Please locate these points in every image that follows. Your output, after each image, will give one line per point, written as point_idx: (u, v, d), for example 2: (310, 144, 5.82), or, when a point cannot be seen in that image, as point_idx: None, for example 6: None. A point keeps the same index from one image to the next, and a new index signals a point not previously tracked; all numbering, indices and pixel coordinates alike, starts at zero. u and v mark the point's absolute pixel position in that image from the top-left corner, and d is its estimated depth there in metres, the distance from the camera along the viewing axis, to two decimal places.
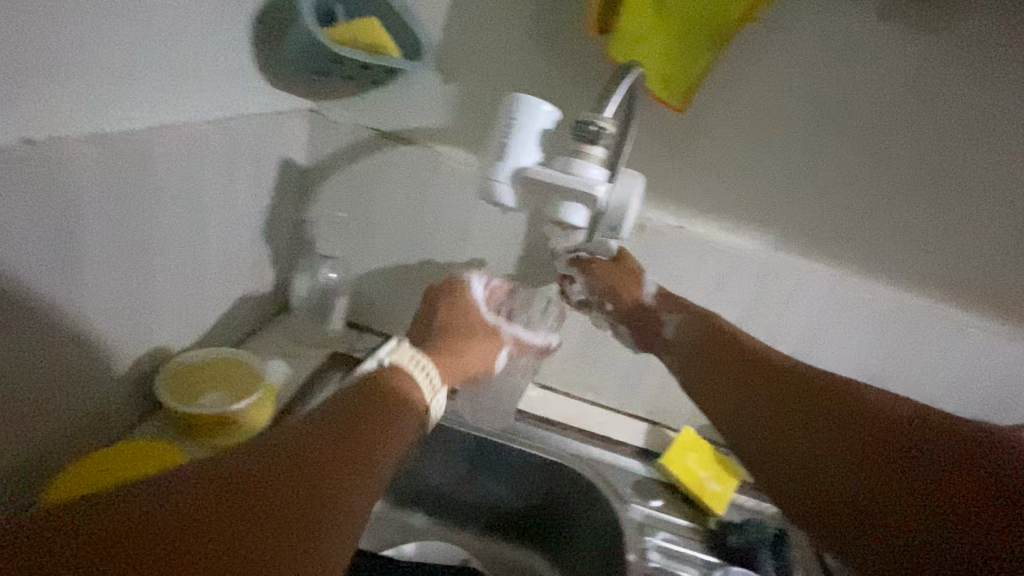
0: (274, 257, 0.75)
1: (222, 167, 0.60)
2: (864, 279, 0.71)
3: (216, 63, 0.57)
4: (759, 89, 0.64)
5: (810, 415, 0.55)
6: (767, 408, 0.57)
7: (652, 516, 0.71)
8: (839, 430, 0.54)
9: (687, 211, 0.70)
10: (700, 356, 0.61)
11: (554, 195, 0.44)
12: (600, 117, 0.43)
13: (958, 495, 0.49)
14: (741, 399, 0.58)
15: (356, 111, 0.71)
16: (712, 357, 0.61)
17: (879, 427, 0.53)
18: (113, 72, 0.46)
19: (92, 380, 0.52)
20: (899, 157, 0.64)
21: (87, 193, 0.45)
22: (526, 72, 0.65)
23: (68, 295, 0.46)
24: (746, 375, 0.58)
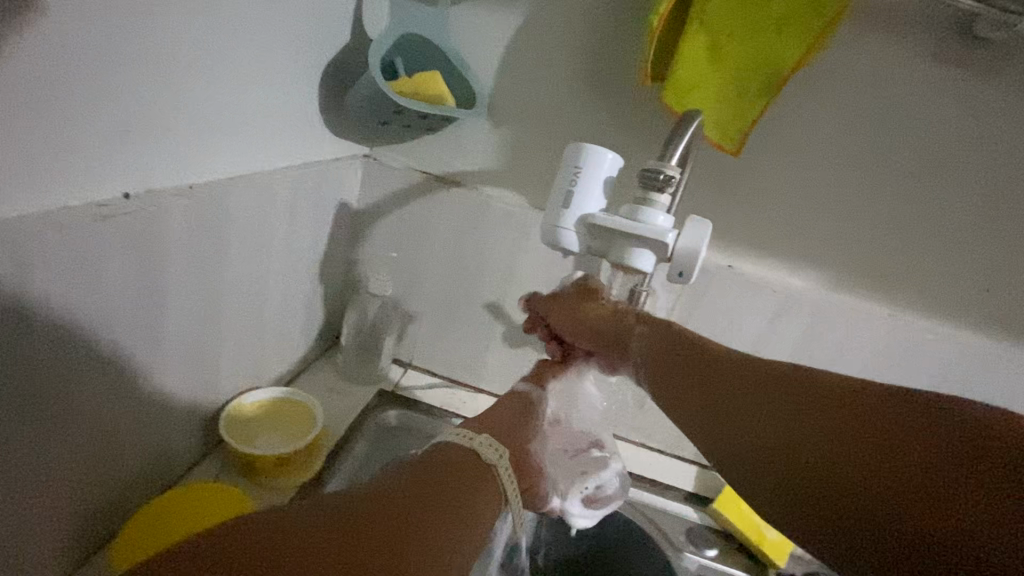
0: (326, 296, 0.77)
1: (287, 212, 0.62)
2: (922, 319, 0.69)
3: (287, 115, 0.60)
4: (810, 130, 0.64)
5: (743, 386, 0.42)
6: (753, 394, 0.42)
7: (708, 567, 0.68)
8: (843, 426, 0.37)
9: (737, 250, 0.70)
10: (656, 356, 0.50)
11: (622, 240, 0.45)
12: (667, 166, 0.44)
13: (969, 495, 0.32)
14: (724, 405, 0.43)
15: (409, 156, 0.74)
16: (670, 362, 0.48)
17: (810, 394, 0.39)
18: (202, 128, 0.49)
19: (162, 421, 0.53)
20: (957, 197, 0.63)
21: (172, 242, 0.47)
22: (575, 118, 0.67)
23: (150, 339, 0.48)
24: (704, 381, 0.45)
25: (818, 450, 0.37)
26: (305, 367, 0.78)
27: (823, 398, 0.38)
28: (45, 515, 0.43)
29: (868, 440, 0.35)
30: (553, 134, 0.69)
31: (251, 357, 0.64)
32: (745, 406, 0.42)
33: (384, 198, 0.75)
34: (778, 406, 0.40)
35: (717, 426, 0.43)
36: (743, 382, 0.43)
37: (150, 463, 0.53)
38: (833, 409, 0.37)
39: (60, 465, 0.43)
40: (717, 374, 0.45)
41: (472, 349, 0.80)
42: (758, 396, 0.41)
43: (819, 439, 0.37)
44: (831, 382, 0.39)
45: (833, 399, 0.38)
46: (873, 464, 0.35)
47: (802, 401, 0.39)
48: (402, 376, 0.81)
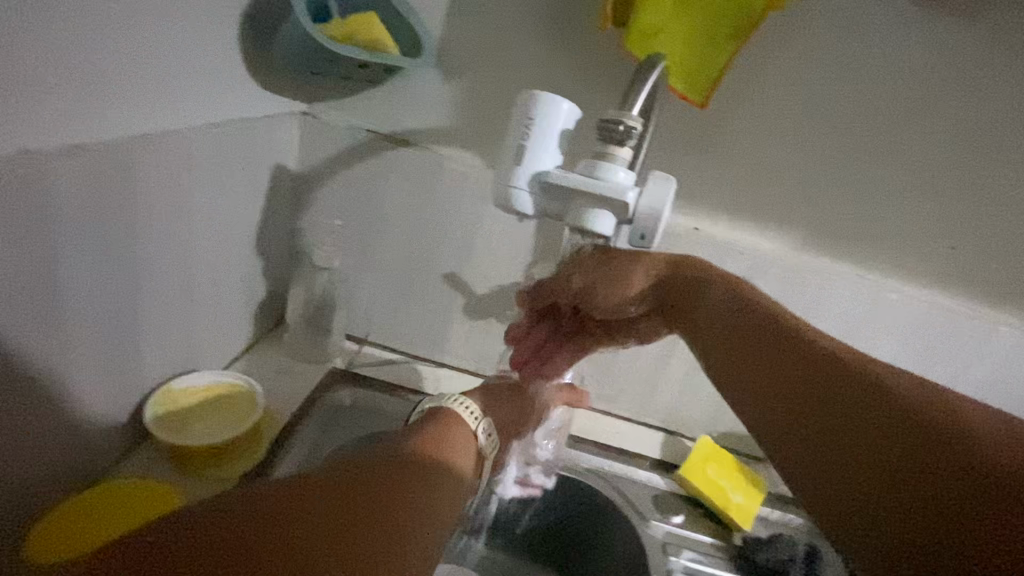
0: (268, 269, 0.71)
1: (210, 176, 0.55)
2: (888, 278, 0.68)
3: (201, 64, 0.52)
4: (781, 81, 0.60)
5: (798, 384, 0.47)
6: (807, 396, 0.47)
7: (674, 533, 0.67)
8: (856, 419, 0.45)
9: (704, 212, 0.67)
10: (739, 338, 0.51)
11: (580, 200, 0.40)
12: (627, 116, 0.40)
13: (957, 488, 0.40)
14: (781, 404, 0.48)
15: (351, 113, 0.67)
16: (749, 344, 0.50)
17: (853, 399, 0.45)
18: (92, 77, 0.41)
19: (78, 413, 0.47)
20: (928, 151, 0.61)
21: (63, 211, 0.40)
22: (533, 69, 0.61)
23: (49, 324, 0.42)
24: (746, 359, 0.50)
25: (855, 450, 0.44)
26: (248, 347, 0.72)
27: (865, 404, 0.45)
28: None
29: (897, 441, 0.43)
30: (508, 87, 0.63)
31: (180, 340, 0.58)
32: (803, 403, 0.47)
33: (327, 161, 0.69)
34: (823, 408, 0.46)
35: (780, 422, 0.48)
36: (802, 381, 0.47)
37: (66, 462, 0.47)
38: (872, 413, 0.44)
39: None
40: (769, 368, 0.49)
41: (430, 322, 0.75)
42: (815, 395, 0.47)
43: (860, 440, 0.44)
44: (870, 386, 0.45)
45: (872, 403, 0.44)
46: (896, 462, 0.43)
47: (843, 405, 0.45)
48: (356, 354, 0.76)
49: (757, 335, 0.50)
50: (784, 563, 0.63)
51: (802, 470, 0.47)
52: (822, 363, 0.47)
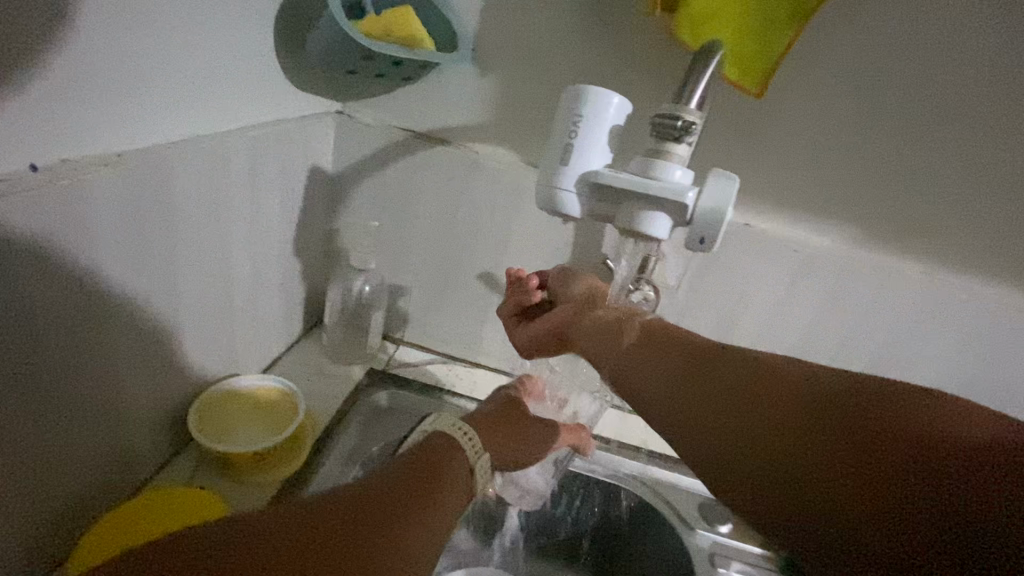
0: (305, 271, 0.71)
1: (247, 180, 0.55)
2: (960, 276, 0.62)
3: (238, 67, 0.52)
4: (842, 65, 0.56)
5: (749, 399, 0.40)
6: (746, 404, 0.39)
7: (723, 544, 0.64)
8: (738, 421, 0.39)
9: (753, 207, 0.63)
10: (647, 359, 0.46)
11: (632, 202, 0.38)
12: (686, 110, 0.37)
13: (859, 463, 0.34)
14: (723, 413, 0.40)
15: (386, 111, 0.66)
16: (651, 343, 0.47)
17: (725, 382, 0.41)
18: (131, 84, 0.41)
19: (124, 419, 0.48)
20: (1013, 139, 0.56)
21: (105, 221, 0.40)
22: (573, 60, 0.59)
23: (95, 335, 0.42)
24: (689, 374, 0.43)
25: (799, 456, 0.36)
26: (287, 348, 0.72)
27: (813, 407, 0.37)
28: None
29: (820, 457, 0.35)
30: (548, 81, 0.60)
31: (223, 344, 0.58)
32: (707, 394, 0.41)
33: (363, 161, 0.68)
34: (729, 418, 0.40)
35: (704, 412, 0.41)
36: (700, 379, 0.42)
37: (113, 468, 0.48)
38: (828, 421, 0.36)
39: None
40: (713, 383, 0.41)
41: (468, 323, 0.74)
42: (712, 410, 0.40)
43: (789, 450, 0.37)
44: (796, 385, 0.39)
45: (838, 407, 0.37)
46: (783, 438, 0.37)
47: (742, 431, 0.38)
48: (393, 355, 0.76)
49: (654, 340, 0.47)
50: None
51: (770, 511, 0.37)
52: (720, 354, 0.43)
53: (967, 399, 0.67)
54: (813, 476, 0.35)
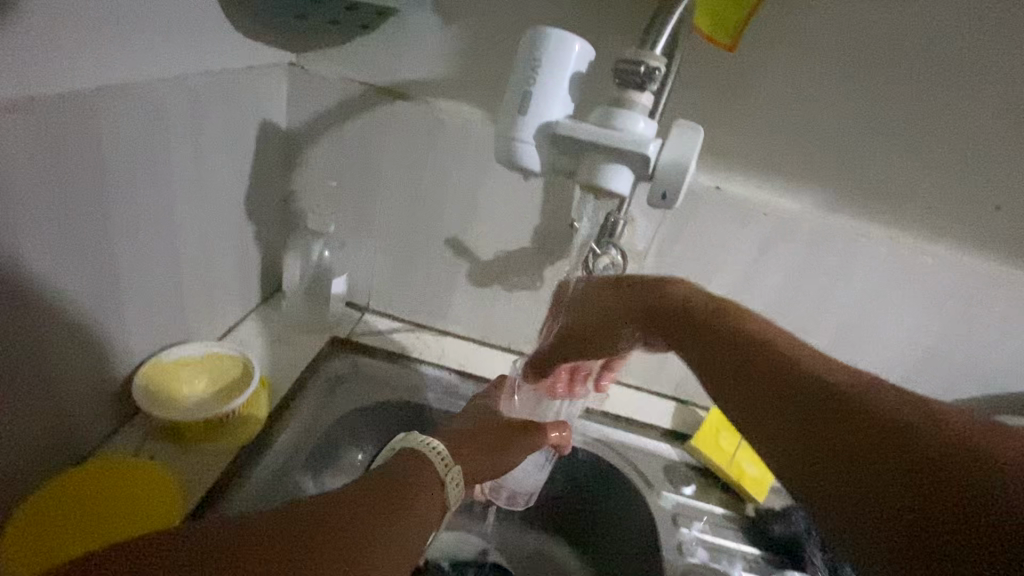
0: (260, 234, 0.67)
1: (188, 134, 0.51)
2: (923, 241, 0.63)
3: (173, 6, 0.47)
4: (817, 20, 0.54)
5: (836, 417, 0.36)
6: (757, 395, 0.40)
7: (686, 504, 0.65)
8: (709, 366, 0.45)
9: (724, 170, 0.62)
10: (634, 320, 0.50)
11: (593, 153, 0.36)
12: (649, 56, 0.35)
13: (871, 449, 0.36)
14: (727, 388, 0.43)
15: (343, 63, 0.61)
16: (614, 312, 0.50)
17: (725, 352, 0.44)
18: (42, 16, 0.37)
19: (59, 387, 0.45)
20: (981, 100, 0.55)
21: (19, 170, 0.36)
22: (540, 10, 0.55)
23: (17, 296, 0.39)
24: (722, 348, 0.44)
25: (870, 474, 0.34)
26: (243, 316, 0.69)
27: (874, 433, 0.35)
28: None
29: (854, 473, 0.34)
30: (514, 31, 0.57)
31: (170, 310, 0.55)
32: (746, 397, 0.41)
33: (319, 117, 0.64)
34: (791, 444, 0.38)
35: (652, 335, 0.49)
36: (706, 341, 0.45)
37: (49, 438, 0.45)
38: (868, 444, 0.35)
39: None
40: (715, 340, 0.45)
41: (434, 290, 0.72)
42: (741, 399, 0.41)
43: (853, 450, 0.35)
44: (795, 374, 0.39)
45: (827, 391, 0.38)
46: (884, 466, 0.34)
47: (809, 441, 0.37)
48: (356, 323, 0.73)
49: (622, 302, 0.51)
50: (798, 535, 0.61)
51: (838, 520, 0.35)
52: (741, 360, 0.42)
53: (925, 363, 0.68)
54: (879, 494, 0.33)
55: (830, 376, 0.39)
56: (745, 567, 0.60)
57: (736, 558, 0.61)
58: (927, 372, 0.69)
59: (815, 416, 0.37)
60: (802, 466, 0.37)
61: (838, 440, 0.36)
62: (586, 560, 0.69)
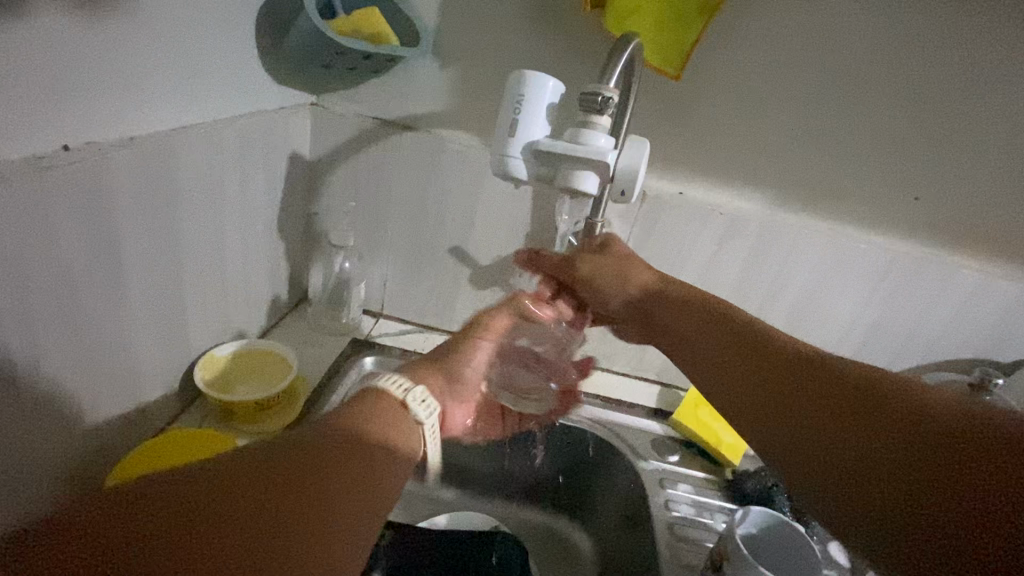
0: (288, 250, 0.78)
1: (236, 165, 0.61)
2: (858, 230, 0.73)
3: (225, 63, 0.59)
4: (749, 50, 0.66)
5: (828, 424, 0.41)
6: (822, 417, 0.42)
7: (670, 470, 0.73)
8: (724, 345, 0.50)
9: (684, 176, 0.73)
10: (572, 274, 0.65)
11: (567, 163, 0.47)
12: (605, 88, 0.46)
13: (900, 435, 0.38)
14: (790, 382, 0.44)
15: (358, 102, 0.73)
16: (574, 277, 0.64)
17: (724, 345, 0.50)
18: (137, 78, 0.48)
19: (135, 374, 0.54)
20: (889, 111, 0.67)
21: (121, 195, 0.46)
22: (523, 52, 0.67)
23: (116, 295, 0.49)
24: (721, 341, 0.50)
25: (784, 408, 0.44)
26: (275, 323, 0.79)
27: (846, 399, 0.42)
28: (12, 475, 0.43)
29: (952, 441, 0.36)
30: (501, 71, 0.68)
31: (218, 312, 0.65)
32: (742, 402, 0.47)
33: (338, 149, 0.75)
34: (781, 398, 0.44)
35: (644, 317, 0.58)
36: (717, 339, 0.51)
37: (123, 419, 0.54)
38: (857, 412, 0.40)
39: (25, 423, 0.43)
40: (731, 338, 0.50)
41: (440, 294, 0.82)
42: (720, 385, 0.49)
43: (860, 443, 0.39)
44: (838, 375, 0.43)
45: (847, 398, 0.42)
46: (912, 446, 0.37)
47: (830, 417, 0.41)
48: (373, 326, 0.83)
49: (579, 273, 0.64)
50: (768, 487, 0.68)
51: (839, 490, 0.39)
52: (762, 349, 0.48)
53: (870, 336, 0.78)
54: (858, 460, 0.39)
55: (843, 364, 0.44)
56: (725, 519, 0.68)
57: (716, 512, 0.69)
58: (875, 344, 0.78)
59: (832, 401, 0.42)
60: (814, 424, 0.42)
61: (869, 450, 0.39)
62: (586, 528, 0.77)
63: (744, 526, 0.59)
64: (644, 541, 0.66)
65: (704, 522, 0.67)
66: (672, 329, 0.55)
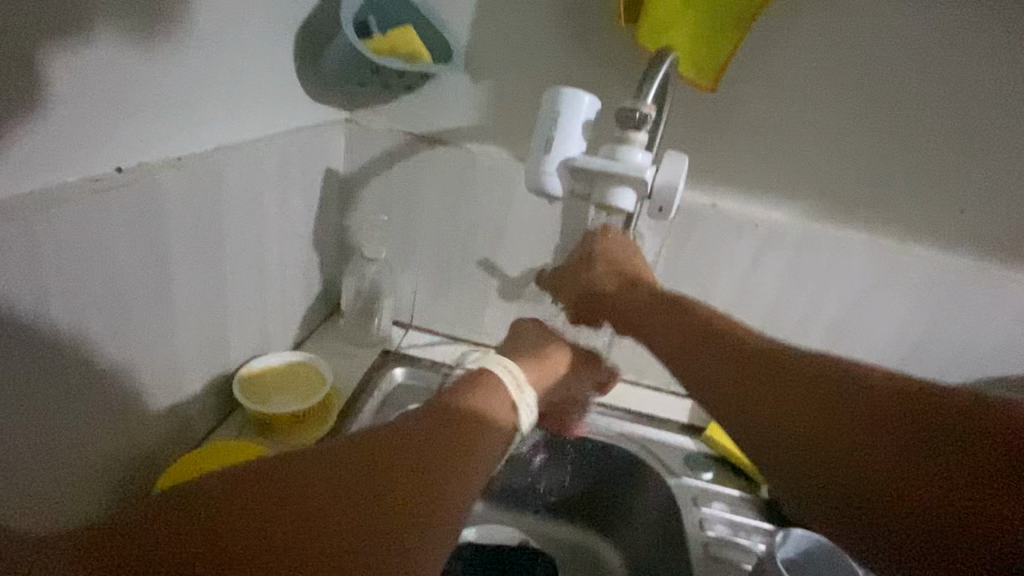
0: (322, 263, 0.79)
1: (276, 181, 0.63)
2: (903, 243, 0.71)
3: (265, 83, 0.60)
4: (786, 59, 0.65)
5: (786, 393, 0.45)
6: (854, 416, 0.42)
7: (704, 487, 0.72)
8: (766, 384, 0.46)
9: (717, 187, 0.72)
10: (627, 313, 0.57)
11: (604, 179, 0.46)
12: (642, 105, 0.46)
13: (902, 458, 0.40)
14: (764, 390, 0.46)
15: (391, 118, 0.74)
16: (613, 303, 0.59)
17: (776, 371, 0.46)
18: (186, 101, 0.49)
19: (178, 386, 0.56)
20: (936, 120, 0.65)
21: (171, 214, 0.48)
22: (555, 67, 0.67)
23: (163, 311, 0.50)
24: (706, 353, 0.49)
25: (796, 415, 0.44)
26: (309, 334, 0.80)
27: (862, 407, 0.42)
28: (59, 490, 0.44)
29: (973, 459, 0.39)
30: (532, 84, 0.69)
31: (255, 325, 0.66)
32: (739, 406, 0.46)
33: (370, 163, 0.76)
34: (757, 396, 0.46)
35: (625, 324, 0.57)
36: (800, 392, 0.45)
37: (169, 429, 0.56)
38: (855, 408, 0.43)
39: (73, 438, 0.44)
40: (759, 376, 0.46)
41: (469, 306, 0.82)
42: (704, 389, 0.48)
43: (865, 435, 0.42)
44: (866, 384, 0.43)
45: (840, 391, 0.44)
46: (908, 459, 0.40)
47: (830, 431, 0.43)
48: (403, 338, 0.83)
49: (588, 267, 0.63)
50: None
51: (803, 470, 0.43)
52: (776, 357, 0.47)
53: (915, 351, 0.75)
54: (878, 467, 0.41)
55: (899, 386, 0.43)
56: (764, 540, 0.66)
57: (753, 532, 0.67)
58: (920, 360, 0.75)
59: (821, 402, 0.44)
60: (831, 432, 0.43)
61: (902, 460, 0.40)
62: (617, 545, 0.76)
63: (784, 548, 0.57)
64: (679, 559, 0.65)
65: (741, 542, 0.65)
66: (713, 395, 0.48)
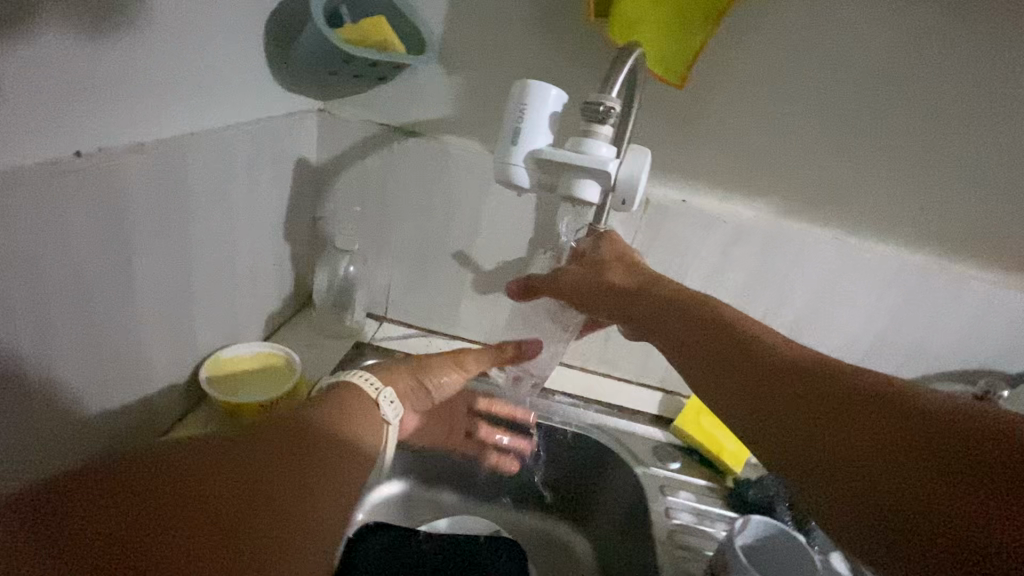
0: (294, 254, 0.79)
1: (245, 169, 0.62)
2: (865, 238, 0.73)
3: (234, 70, 0.60)
4: (753, 57, 0.66)
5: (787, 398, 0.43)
6: (846, 433, 0.40)
7: (671, 477, 0.73)
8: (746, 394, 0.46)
9: (687, 183, 0.74)
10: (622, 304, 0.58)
11: (569, 172, 0.47)
12: (607, 98, 0.46)
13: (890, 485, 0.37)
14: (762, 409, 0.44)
15: (364, 109, 0.74)
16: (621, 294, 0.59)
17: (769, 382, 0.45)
18: (150, 86, 0.49)
19: (143, 375, 0.55)
20: (896, 120, 0.67)
21: (134, 201, 0.47)
22: (529, 61, 0.68)
23: (127, 299, 0.50)
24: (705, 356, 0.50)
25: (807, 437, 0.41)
26: (281, 325, 0.80)
27: (823, 410, 0.42)
28: (11, 480, 0.44)
29: (960, 479, 0.35)
30: (506, 77, 0.69)
31: (224, 314, 0.66)
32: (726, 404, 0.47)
33: (343, 154, 0.76)
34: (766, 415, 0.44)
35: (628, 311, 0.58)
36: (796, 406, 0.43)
37: (133, 418, 0.55)
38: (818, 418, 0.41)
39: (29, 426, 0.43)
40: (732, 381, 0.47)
41: (442, 298, 0.82)
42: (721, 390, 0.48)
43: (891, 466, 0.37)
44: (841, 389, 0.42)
45: (796, 394, 0.43)
46: (879, 484, 0.37)
47: (809, 462, 0.41)
48: (377, 329, 0.83)
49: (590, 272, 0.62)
50: (772, 497, 0.68)
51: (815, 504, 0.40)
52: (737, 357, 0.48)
53: (877, 345, 0.78)
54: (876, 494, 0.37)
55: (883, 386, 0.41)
56: (727, 527, 0.68)
57: (716, 521, 0.68)
58: (880, 353, 0.78)
59: (776, 415, 0.43)
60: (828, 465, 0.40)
61: (898, 483, 0.36)
62: (586, 535, 0.77)
63: (743, 535, 0.59)
64: (645, 547, 0.66)
65: (705, 530, 0.67)
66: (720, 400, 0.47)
